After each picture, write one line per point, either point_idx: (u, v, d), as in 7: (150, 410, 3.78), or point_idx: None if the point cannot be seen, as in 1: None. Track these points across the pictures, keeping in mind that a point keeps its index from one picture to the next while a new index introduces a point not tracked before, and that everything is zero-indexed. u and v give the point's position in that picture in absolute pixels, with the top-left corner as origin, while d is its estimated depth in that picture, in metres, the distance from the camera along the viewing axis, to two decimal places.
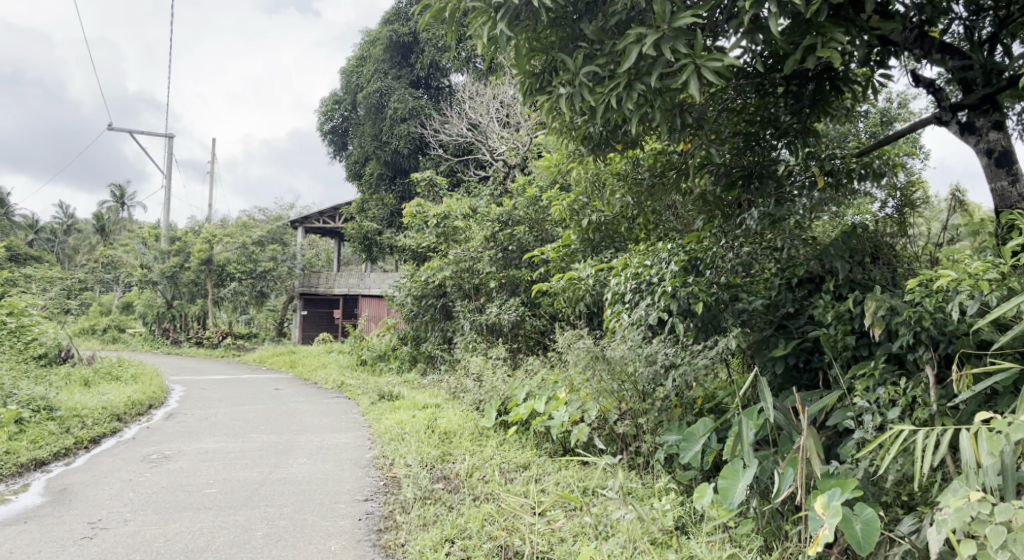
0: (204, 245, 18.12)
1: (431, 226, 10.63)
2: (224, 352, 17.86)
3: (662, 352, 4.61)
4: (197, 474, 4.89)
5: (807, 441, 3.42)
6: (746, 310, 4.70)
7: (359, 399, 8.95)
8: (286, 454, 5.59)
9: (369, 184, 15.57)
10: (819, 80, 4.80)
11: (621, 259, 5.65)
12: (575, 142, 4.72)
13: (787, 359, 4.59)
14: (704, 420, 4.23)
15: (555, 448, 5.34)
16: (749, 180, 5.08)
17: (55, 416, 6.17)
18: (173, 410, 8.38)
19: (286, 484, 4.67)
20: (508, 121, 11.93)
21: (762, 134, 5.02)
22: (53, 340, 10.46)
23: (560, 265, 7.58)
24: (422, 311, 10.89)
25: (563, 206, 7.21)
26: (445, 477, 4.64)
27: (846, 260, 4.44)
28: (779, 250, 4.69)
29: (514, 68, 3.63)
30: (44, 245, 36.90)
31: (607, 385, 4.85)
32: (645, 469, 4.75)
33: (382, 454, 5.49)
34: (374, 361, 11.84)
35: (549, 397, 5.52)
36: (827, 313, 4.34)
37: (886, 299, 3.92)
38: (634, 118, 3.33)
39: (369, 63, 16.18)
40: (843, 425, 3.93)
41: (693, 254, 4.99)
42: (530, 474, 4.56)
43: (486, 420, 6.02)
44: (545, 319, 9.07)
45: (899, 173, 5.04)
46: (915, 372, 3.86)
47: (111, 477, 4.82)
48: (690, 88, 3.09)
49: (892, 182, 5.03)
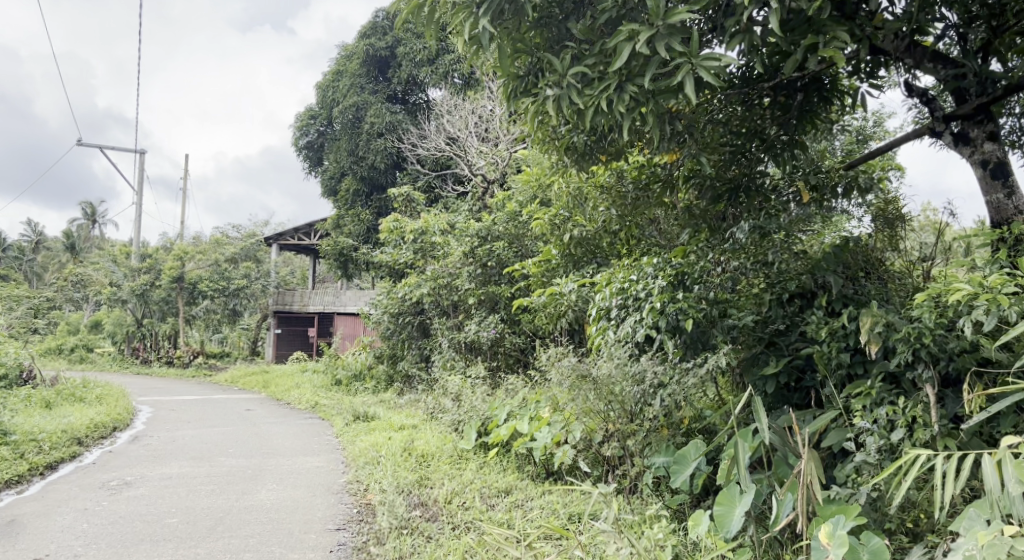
0: (175, 262, 17.69)
1: (408, 242, 10.40)
2: (195, 372, 17.36)
3: (650, 370, 4.43)
4: (159, 502, 4.57)
5: (808, 466, 3.27)
6: (736, 326, 4.51)
7: (334, 420, 8.64)
8: (255, 479, 5.28)
9: (345, 200, 15.30)
10: (807, 92, 4.73)
11: (605, 274, 5.47)
12: (559, 153, 4.56)
13: (779, 378, 4.45)
14: (695, 443, 4.05)
15: (537, 471, 5.11)
16: (734, 194, 5.01)
17: (9, 441, 5.79)
18: (138, 432, 7.99)
19: (253, 512, 4.39)
20: (487, 135, 11.79)
21: (749, 146, 4.94)
22: (14, 361, 10.00)
23: (541, 280, 7.41)
24: (399, 329, 10.62)
25: (543, 220, 7.02)
26: (422, 504, 4.39)
27: (840, 275, 4.37)
28: (769, 266, 4.57)
29: (499, 70, 3.45)
30: (11, 264, 35.87)
31: (592, 407, 4.63)
32: (632, 494, 4.51)
33: (355, 479, 5.22)
34: (350, 381, 11.52)
35: (531, 417, 5.30)
36: (821, 329, 4.23)
37: (882, 315, 3.86)
38: (626, 122, 3.16)
39: (344, 77, 15.98)
40: (841, 446, 3.81)
41: (679, 268, 4.82)
42: (513, 500, 4.33)
43: (465, 442, 5.77)
44: (525, 337, 8.87)
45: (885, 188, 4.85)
46: (912, 391, 3.77)
47: (66, 506, 4.47)
48: (685, 89, 2.95)
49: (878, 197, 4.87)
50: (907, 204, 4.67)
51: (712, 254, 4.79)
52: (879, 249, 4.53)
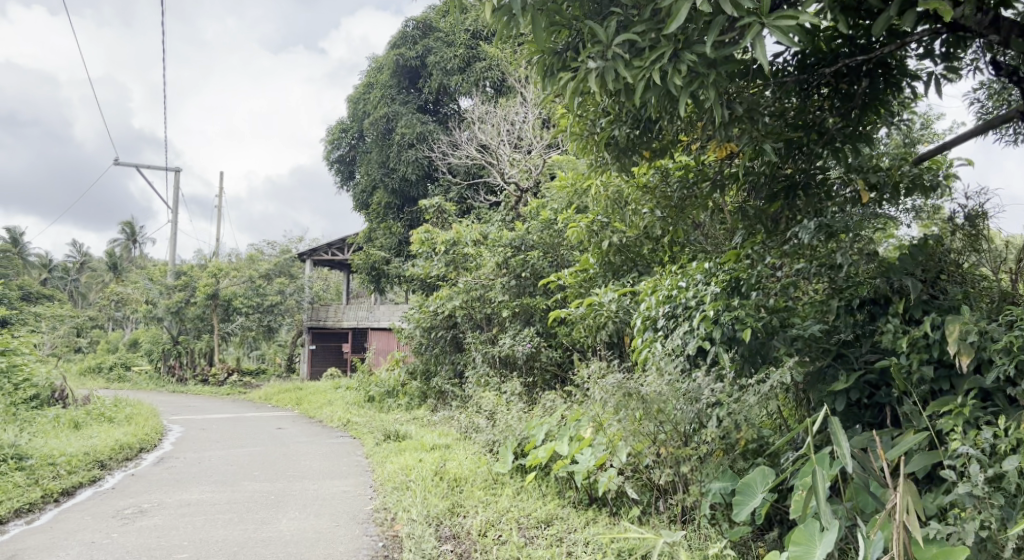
0: (210, 280, 17.71)
1: (440, 253, 10.05)
2: (230, 389, 17.25)
3: (707, 388, 3.99)
4: (172, 534, 4.23)
5: (903, 501, 2.79)
6: (801, 336, 4.10)
7: (365, 439, 8.32)
8: (277, 506, 4.94)
9: (376, 213, 15.06)
10: (872, 77, 4.36)
11: (650, 283, 5.10)
12: (597, 149, 4.21)
13: (849, 394, 3.96)
14: (762, 470, 3.57)
15: (580, 498, 4.68)
16: (791, 193, 4.62)
17: (24, 466, 5.54)
18: (165, 453, 7.77)
19: (271, 546, 4.02)
20: (520, 143, 11.45)
21: (809, 141, 4.51)
22: (46, 381, 9.86)
23: (578, 291, 6.99)
24: (432, 344, 10.28)
25: (579, 227, 6.46)
26: (455, 537, 4.03)
27: (918, 278, 3.88)
28: (836, 269, 4.13)
29: (535, 45, 3.10)
30: (57, 284, 36.78)
31: (640, 425, 4.13)
32: (687, 525, 4.05)
33: (382, 507, 4.84)
34: (383, 398, 11.25)
35: (570, 438, 4.86)
36: (898, 339, 3.76)
37: (975, 322, 3.40)
38: (683, 97, 2.79)
39: (375, 89, 15.78)
40: (932, 472, 3.31)
41: (734, 272, 4.43)
42: (555, 534, 3.91)
43: (501, 464, 5.35)
44: (562, 351, 8.46)
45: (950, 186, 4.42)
46: (1012, 409, 3.29)
47: (71, 539, 4.17)
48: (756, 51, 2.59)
49: (944, 194, 4.41)
50: (967, 200, 4.11)
51: (770, 258, 4.43)
52: (957, 250, 4.03)
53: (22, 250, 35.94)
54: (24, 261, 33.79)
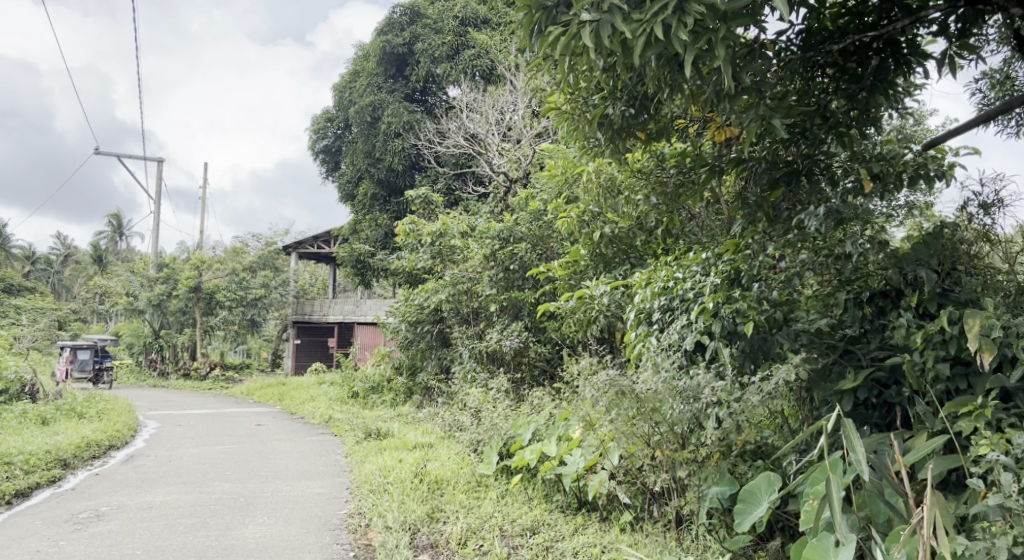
0: (192, 272, 17.33)
1: (426, 245, 9.74)
2: (213, 384, 16.84)
3: (706, 386, 3.66)
4: (125, 541, 3.90)
5: (928, 515, 2.51)
6: (805, 331, 3.85)
7: (346, 437, 8.01)
8: (244, 510, 4.62)
9: (362, 205, 14.69)
10: (881, 55, 4.06)
11: (644, 274, 4.83)
12: (590, 128, 3.90)
13: (857, 393, 3.65)
14: (767, 476, 3.28)
15: (567, 502, 4.40)
16: (794, 177, 4.26)
17: None
18: (136, 451, 7.42)
19: (232, 554, 3.70)
20: (509, 132, 11.14)
21: (812, 124, 4.15)
22: (17, 375, 9.49)
23: (567, 283, 6.70)
24: (418, 338, 9.95)
25: (568, 218, 6.17)
26: (432, 546, 3.73)
27: (933, 269, 3.59)
28: (843, 259, 3.84)
29: None
30: (40, 276, 36.17)
31: (633, 426, 3.83)
32: (683, 532, 3.76)
33: (356, 512, 4.53)
34: (367, 394, 10.96)
35: (558, 437, 4.56)
36: (912, 335, 3.48)
37: (998, 316, 3.13)
38: (687, 54, 2.53)
39: (362, 77, 15.40)
40: (949, 476, 3.05)
41: (735, 262, 4.18)
42: (542, 544, 3.62)
43: (485, 466, 5.05)
44: (550, 346, 8.16)
45: (955, 175, 4.14)
46: None
47: (14, 547, 3.83)
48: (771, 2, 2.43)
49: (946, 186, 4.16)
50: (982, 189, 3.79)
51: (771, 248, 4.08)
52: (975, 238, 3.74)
53: (5, 243, 35.37)
54: (6, 252, 33.30)
